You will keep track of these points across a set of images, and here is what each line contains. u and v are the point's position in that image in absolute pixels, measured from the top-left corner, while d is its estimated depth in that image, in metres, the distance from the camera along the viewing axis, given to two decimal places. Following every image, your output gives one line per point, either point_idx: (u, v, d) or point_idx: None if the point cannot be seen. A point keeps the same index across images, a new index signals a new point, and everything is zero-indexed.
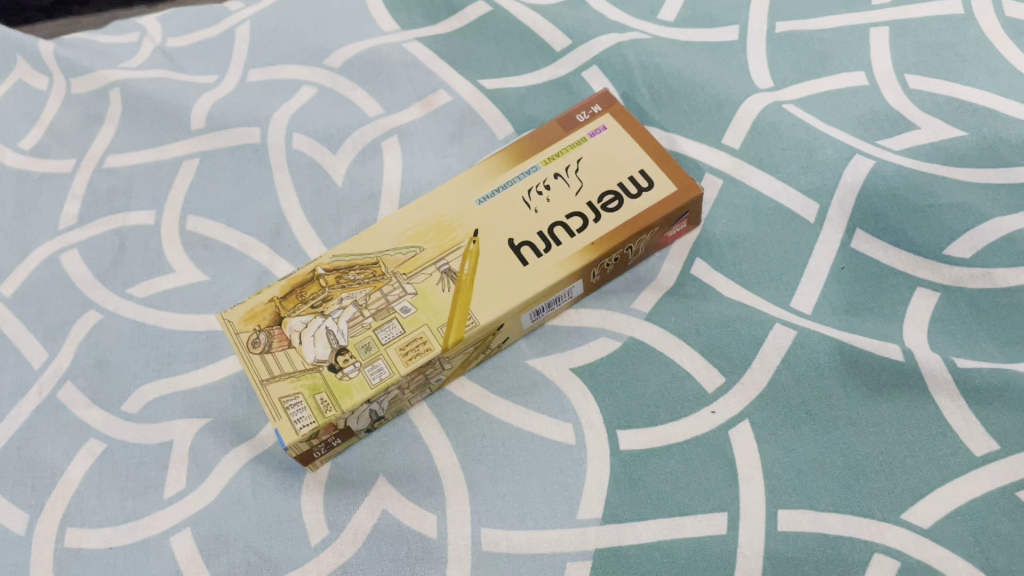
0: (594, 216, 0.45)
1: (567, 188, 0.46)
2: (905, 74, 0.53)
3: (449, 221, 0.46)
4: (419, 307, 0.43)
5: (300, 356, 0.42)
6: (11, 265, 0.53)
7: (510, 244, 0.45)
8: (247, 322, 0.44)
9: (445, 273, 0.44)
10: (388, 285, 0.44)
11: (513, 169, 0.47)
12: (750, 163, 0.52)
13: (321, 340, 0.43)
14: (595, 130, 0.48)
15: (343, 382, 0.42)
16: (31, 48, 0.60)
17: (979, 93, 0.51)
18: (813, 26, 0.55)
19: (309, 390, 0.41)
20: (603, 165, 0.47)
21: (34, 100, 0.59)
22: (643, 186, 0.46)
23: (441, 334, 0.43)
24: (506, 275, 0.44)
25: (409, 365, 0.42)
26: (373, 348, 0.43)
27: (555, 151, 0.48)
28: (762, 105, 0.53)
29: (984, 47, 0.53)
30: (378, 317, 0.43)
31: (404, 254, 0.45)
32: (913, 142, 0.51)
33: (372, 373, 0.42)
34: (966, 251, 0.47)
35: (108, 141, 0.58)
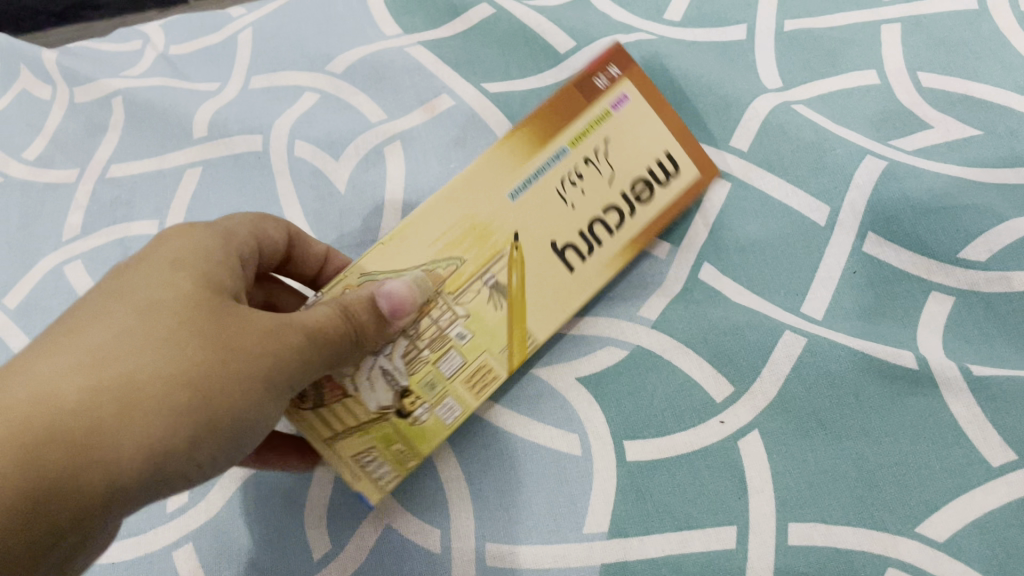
0: (613, 230, 0.46)
1: (599, 180, 0.45)
2: (917, 72, 0.51)
3: (489, 227, 0.42)
4: (474, 330, 0.42)
5: (362, 407, 0.40)
6: (16, 275, 0.54)
7: (558, 255, 0.44)
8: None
9: (495, 288, 0.42)
10: (437, 309, 0.41)
11: (540, 157, 0.44)
12: (758, 165, 0.51)
13: (379, 383, 0.40)
14: (614, 108, 0.45)
15: (414, 427, 0.41)
16: (35, 57, 0.60)
17: (994, 90, 0.50)
18: (823, 24, 0.54)
19: (378, 439, 0.41)
20: (632, 149, 0.46)
21: (38, 111, 0.59)
22: (659, 171, 0.47)
23: (501, 361, 0.43)
24: (558, 290, 0.44)
25: (478, 396, 0.43)
26: (438, 385, 0.42)
27: (578, 128, 0.45)
28: (770, 107, 0.52)
29: (999, 43, 0.52)
30: (437, 350, 0.41)
31: (443, 269, 0.41)
32: (926, 141, 0.50)
33: (449, 411, 0.42)
34: (982, 253, 0.46)
35: (111, 150, 0.58)
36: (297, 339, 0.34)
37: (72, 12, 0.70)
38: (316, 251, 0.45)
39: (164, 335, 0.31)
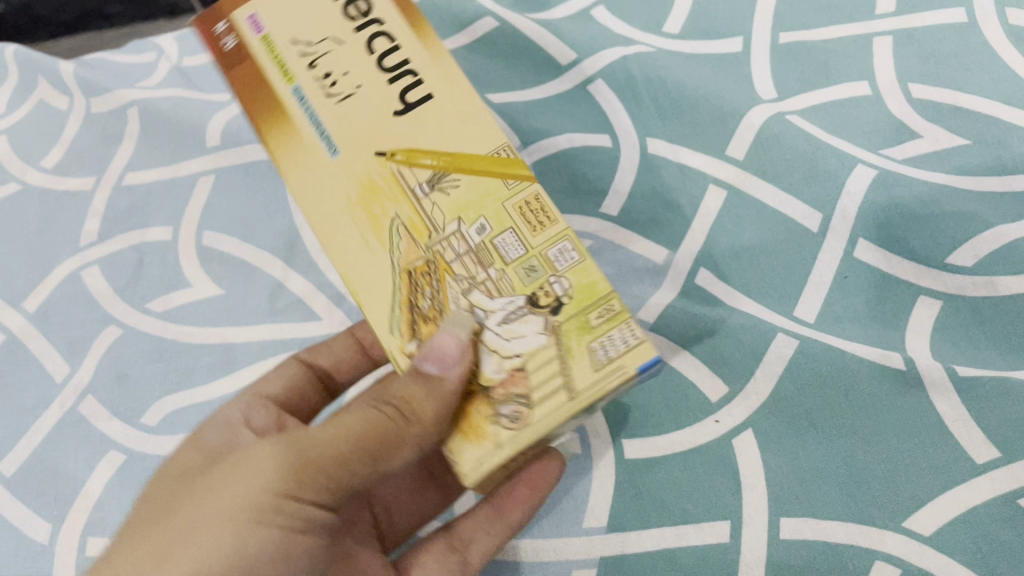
0: (358, 23, 0.40)
1: (337, 51, 0.39)
2: (908, 83, 0.53)
3: (368, 176, 0.38)
4: (484, 217, 0.38)
5: (538, 350, 0.36)
6: (35, 281, 0.56)
7: (392, 86, 0.39)
8: (467, 438, 0.36)
9: (438, 190, 0.38)
10: (447, 255, 0.38)
11: (297, 116, 0.39)
12: (753, 174, 0.52)
13: (521, 326, 0.37)
14: (257, 31, 0.40)
15: (580, 293, 0.37)
16: (53, 70, 0.62)
17: (982, 101, 0.52)
18: (817, 36, 0.56)
19: (592, 330, 0.36)
20: (314, 27, 0.40)
21: (55, 120, 0.61)
22: (364, 5, 0.40)
23: (517, 182, 0.39)
24: (451, 114, 0.39)
25: (551, 211, 0.39)
26: (532, 262, 0.38)
27: (273, 64, 0.40)
28: (765, 117, 0.54)
29: (987, 55, 0.53)
30: (495, 263, 0.38)
31: (403, 240, 0.38)
32: (915, 151, 0.51)
33: (557, 256, 0.38)
34: (969, 259, 0.47)
35: (127, 159, 0.59)
36: (351, 423, 0.36)
37: (83, 22, 0.75)
38: (328, 365, 0.50)
39: (228, 470, 0.36)
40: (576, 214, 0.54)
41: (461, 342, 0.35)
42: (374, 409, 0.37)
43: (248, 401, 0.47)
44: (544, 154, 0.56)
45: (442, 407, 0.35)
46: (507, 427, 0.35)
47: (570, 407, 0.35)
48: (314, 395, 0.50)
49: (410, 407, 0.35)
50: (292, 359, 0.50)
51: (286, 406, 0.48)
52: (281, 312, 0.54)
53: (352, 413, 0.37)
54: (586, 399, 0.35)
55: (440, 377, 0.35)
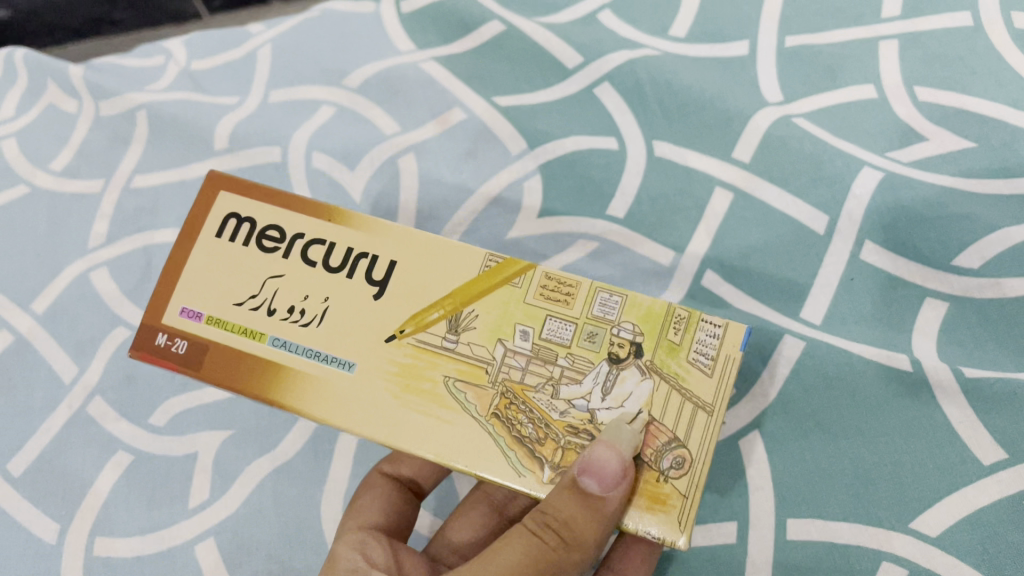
0: (283, 248, 0.40)
1: (291, 314, 0.39)
2: (915, 87, 0.53)
3: (395, 362, 0.38)
4: (523, 321, 0.39)
5: (651, 396, 0.37)
6: (43, 282, 0.56)
7: (354, 276, 0.39)
8: (652, 509, 0.36)
9: (468, 318, 0.39)
10: (515, 377, 0.38)
11: (307, 367, 0.38)
12: (760, 176, 0.52)
13: (624, 394, 0.37)
14: (199, 321, 0.40)
15: (646, 326, 0.38)
16: (61, 73, 0.62)
17: (988, 104, 0.52)
18: (822, 40, 0.56)
19: (680, 345, 0.38)
20: (286, 295, 0.39)
21: (63, 123, 0.61)
22: (249, 230, 0.40)
23: (523, 277, 0.39)
24: (432, 259, 0.39)
25: (567, 278, 0.39)
26: (587, 334, 0.38)
27: (264, 348, 0.39)
28: (771, 120, 0.54)
29: (993, 58, 0.53)
30: (559, 354, 0.38)
31: (468, 392, 0.38)
32: (922, 153, 0.51)
33: (603, 310, 0.39)
34: (975, 261, 0.48)
35: (135, 162, 0.60)
36: (512, 564, 0.35)
37: (88, 28, 0.76)
38: (415, 476, 0.47)
39: None
40: (582, 214, 0.55)
41: (619, 454, 0.34)
42: (537, 536, 0.36)
43: (353, 535, 0.43)
44: (550, 156, 0.56)
45: (615, 516, 0.35)
46: (677, 477, 0.36)
47: (713, 422, 0.37)
48: (413, 509, 0.46)
49: (573, 527, 0.35)
50: (374, 475, 0.47)
51: (389, 530, 0.44)
52: None
53: (510, 543, 0.36)
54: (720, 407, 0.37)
55: (603, 501, 0.34)
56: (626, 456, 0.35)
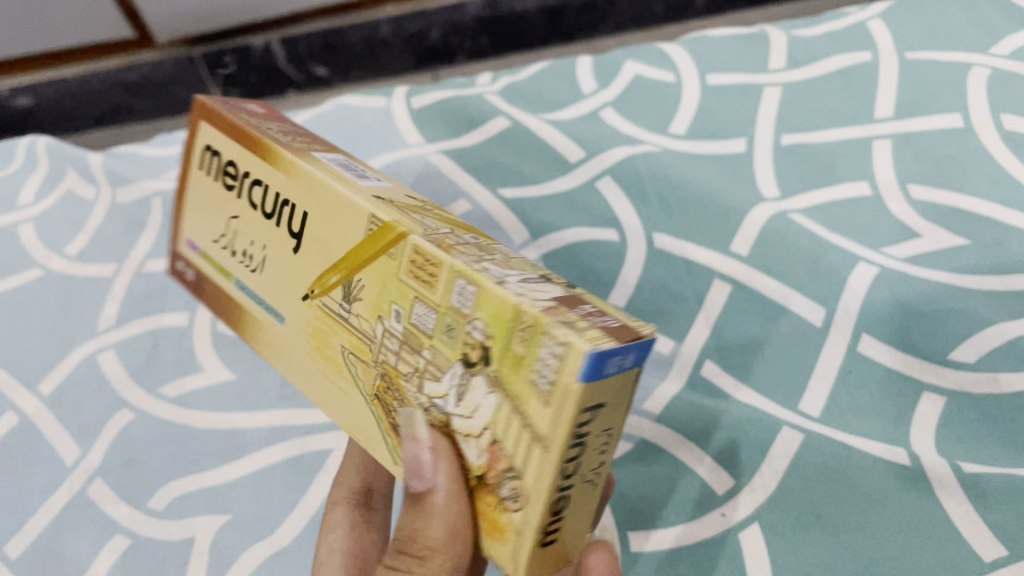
0: (237, 187, 0.37)
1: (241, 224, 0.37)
2: (908, 184, 0.55)
3: (310, 324, 0.35)
4: (384, 298, 0.31)
5: (495, 409, 0.28)
6: (52, 364, 0.58)
7: (281, 225, 0.35)
8: (494, 537, 0.29)
9: (353, 313, 0.32)
10: (390, 361, 0.31)
11: (253, 310, 0.38)
12: (757, 269, 0.54)
13: (472, 397, 0.28)
14: (196, 250, 0.41)
15: (502, 316, 0.27)
16: (81, 161, 0.67)
17: (981, 202, 0.53)
18: (818, 139, 0.59)
19: (525, 358, 0.26)
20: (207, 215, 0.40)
21: (82, 210, 0.65)
22: (221, 163, 0.38)
23: (396, 248, 0.31)
24: (330, 217, 0.33)
25: (432, 254, 0.30)
26: (449, 324, 0.29)
27: (226, 282, 0.39)
28: (768, 214, 0.56)
29: (984, 158, 0.55)
30: (423, 343, 0.30)
31: (369, 378, 0.33)
32: (915, 250, 0.52)
33: (460, 299, 0.29)
34: (970, 355, 0.48)
35: (149, 248, 0.63)
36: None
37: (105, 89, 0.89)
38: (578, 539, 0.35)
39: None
40: None
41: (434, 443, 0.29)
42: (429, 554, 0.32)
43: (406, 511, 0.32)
44: (555, 247, 0.58)
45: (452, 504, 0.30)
46: (514, 510, 0.28)
47: (547, 461, 0.26)
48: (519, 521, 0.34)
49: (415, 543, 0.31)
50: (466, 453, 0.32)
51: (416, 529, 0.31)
52: (289, 395, 0.55)
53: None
54: (556, 443, 0.26)
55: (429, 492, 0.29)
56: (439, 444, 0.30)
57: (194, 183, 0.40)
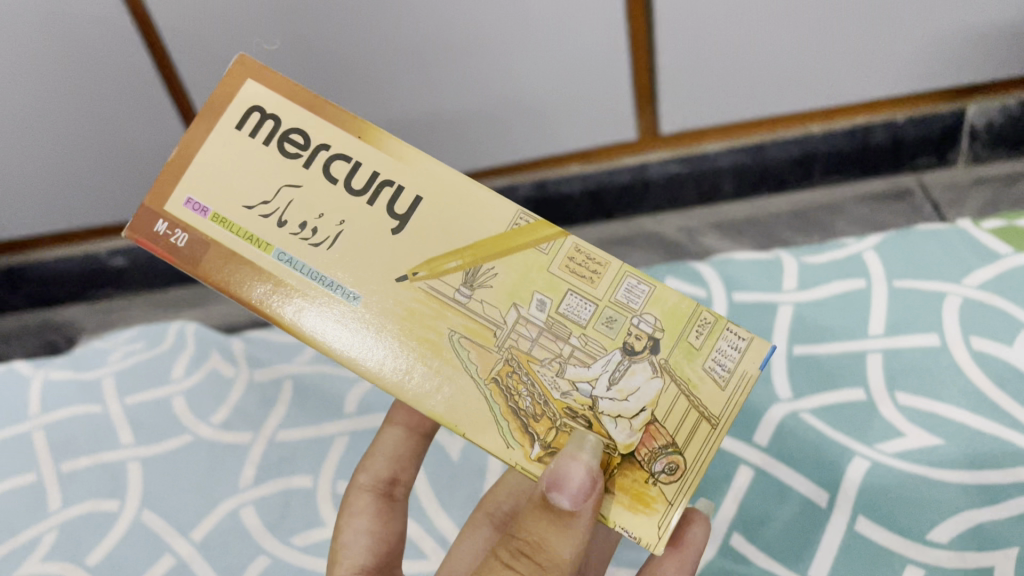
0: (305, 157, 0.40)
1: (295, 203, 0.40)
2: (896, 392, 0.69)
3: (402, 305, 0.40)
4: (533, 289, 0.40)
5: (657, 389, 0.40)
6: (201, 516, 0.72)
7: (375, 205, 0.40)
8: (636, 509, 0.40)
9: (477, 299, 0.40)
10: (523, 346, 0.40)
11: (308, 289, 0.40)
12: (775, 457, 0.67)
13: (633, 380, 0.40)
14: (202, 216, 0.40)
15: (677, 317, 0.40)
16: (227, 346, 0.86)
17: (953, 409, 0.67)
18: (823, 350, 0.73)
19: (699, 349, 0.39)
20: (242, 180, 0.40)
21: (223, 385, 0.82)
22: (271, 127, 0.41)
23: (551, 243, 0.40)
24: (459, 207, 0.40)
25: (596, 256, 0.40)
26: (614, 318, 0.40)
27: (250, 247, 0.40)
28: (783, 413, 0.69)
29: (957, 372, 0.69)
30: (572, 331, 0.40)
31: (483, 354, 0.41)
32: (902, 446, 0.66)
33: (627, 297, 0.40)
34: (944, 536, 0.61)
35: (280, 420, 0.78)
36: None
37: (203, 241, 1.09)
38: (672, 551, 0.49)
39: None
40: None
41: (590, 469, 0.38)
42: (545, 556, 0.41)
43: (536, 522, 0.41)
44: None
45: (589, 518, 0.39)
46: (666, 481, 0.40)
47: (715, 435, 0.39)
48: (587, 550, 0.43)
49: (545, 547, 0.40)
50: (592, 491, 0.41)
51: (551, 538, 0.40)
52: None
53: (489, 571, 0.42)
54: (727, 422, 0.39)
55: (575, 512, 0.39)
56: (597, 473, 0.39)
57: (218, 140, 0.41)
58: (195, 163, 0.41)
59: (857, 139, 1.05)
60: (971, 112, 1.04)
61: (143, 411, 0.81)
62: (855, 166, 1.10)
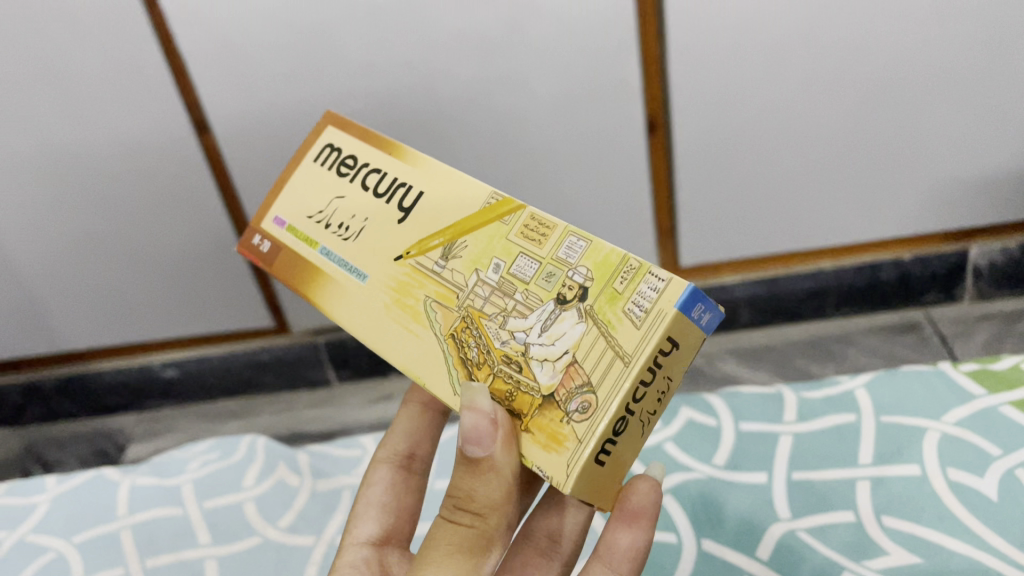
0: (350, 175, 0.61)
1: (342, 206, 0.60)
2: (881, 515, 0.79)
3: (394, 280, 0.56)
4: (495, 254, 0.54)
5: (580, 332, 0.49)
6: None
7: (390, 201, 0.58)
8: (552, 449, 0.49)
9: (443, 268, 0.55)
10: (477, 305, 0.53)
11: (336, 275, 0.59)
12: (775, 570, 0.76)
13: (560, 326, 0.50)
14: (281, 228, 0.63)
15: (605, 271, 0.50)
16: (294, 458, 0.98)
17: (932, 531, 0.76)
18: (818, 476, 0.84)
19: (621, 295, 0.49)
20: (312, 191, 0.62)
21: (291, 493, 0.94)
22: (337, 156, 0.63)
23: (511, 218, 0.54)
24: (443, 195, 0.56)
25: (545, 225, 0.53)
26: (553, 274, 0.52)
27: (306, 249, 0.61)
28: (782, 530, 0.79)
29: (935, 498, 0.79)
30: (518, 288, 0.52)
31: (443, 311, 0.54)
32: (886, 563, 0.75)
33: (566, 255, 0.52)
34: None
35: (339, 526, 0.89)
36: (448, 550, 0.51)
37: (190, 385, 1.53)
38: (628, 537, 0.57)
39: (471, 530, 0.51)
40: None
41: (485, 418, 0.49)
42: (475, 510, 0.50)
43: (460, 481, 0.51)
44: None
45: (499, 464, 0.49)
46: (579, 420, 0.48)
47: (626, 371, 0.47)
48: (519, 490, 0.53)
49: (474, 497, 0.50)
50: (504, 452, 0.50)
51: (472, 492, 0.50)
52: None
53: (438, 526, 0.52)
54: (635, 362, 0.47)
55: (486, 456, 0.49)
56: (490, 415, 0.49)
57: (303, 171, 0.63)
58: (285, 182, 0.64)
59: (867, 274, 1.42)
60: (974, 254, 1.40)
61: (220, 514, 0.92)
62: (863, 302, 1.47)
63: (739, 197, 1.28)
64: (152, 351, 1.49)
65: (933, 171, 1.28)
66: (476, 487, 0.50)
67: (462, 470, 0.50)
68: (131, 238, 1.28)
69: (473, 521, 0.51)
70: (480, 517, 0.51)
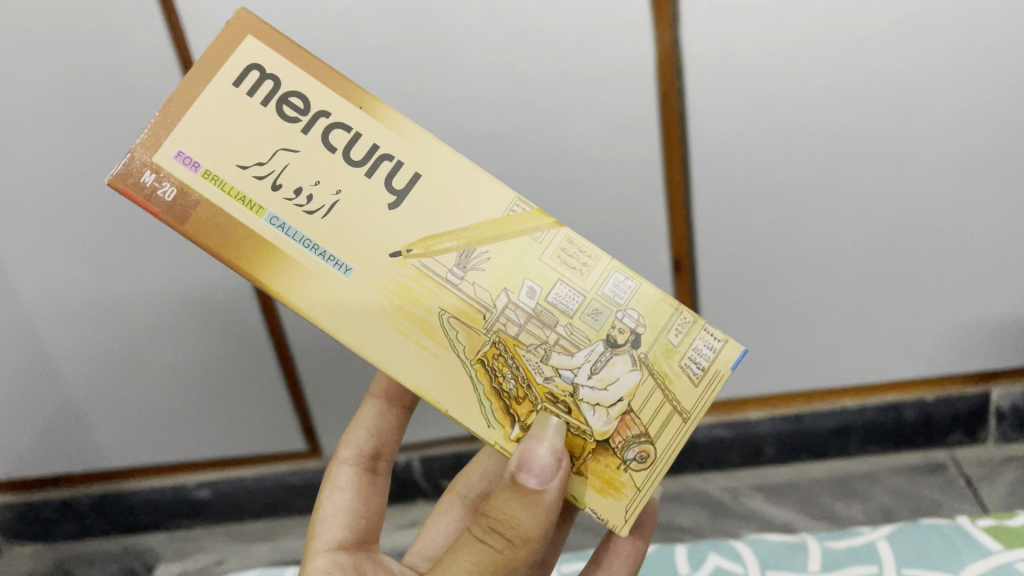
0: (305, 120, 0.66)
1: (296, 174, 0.65)
2: None
3: (395, 284, 0.66)
4: (534, 279, 0.68)
5: (631, 381, 0.67)
6: None
7: (370, 174, 0.66)
8: (607, 492, 0.67)
9: (474, 288, 0.67)
10: (512, 332, 0.68)
11: (315, 271, 0.65)
12: None
13: (613, 368, 0.67)
14: (194, 171, 0.65)
15: (655, 323, 0.68)
16: None
17: None
18: None
19: (675, 348, 0.68)
20: (244, 141, 0.65)
21: None
22: (270, 86, 0.66)
23: (543, 235, 0.68)
24: (446, 187, 0.67)
25: (580, 251, 0.69)
26: (598, 313, 0.68)
27: (246, 209, 0.65)
28: None
29: None
30: (561, 320, 0.68)
31: (469, 337, 0.67)
32: None
33: (612, 292, 0.69)
34: None
35: None
36: (475, 558, 0.61)
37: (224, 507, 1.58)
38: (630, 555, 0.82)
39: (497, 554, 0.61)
40: None
41: (547, 456, 0.62)
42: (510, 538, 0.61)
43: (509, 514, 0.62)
44: None
45: (548, 498, 0.61)
46: (637, 468, 0.67)
47: (684, 426, 0.67)
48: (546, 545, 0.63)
49: (514, 525, 0.61)
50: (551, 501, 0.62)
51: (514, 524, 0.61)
52: None
53: (470, 546, 0.62)
54: (692, 420, 0.67)
55: (542, 490, 0.61)
56: (557, 454, 0.62)
57: (215, 103, 0.65)
58: (189, 114, 0.65)
59: (890, 414, 1.47)
60: (996, 395, 1.45)
61: None
62: (886, 440, 1.50)
63: (763, 335, 1.35)
64: (188, 472, 1.55)
65: (950, 313, 1.36)
66: (519, 517, 0.61)
67: (510, 500, 0.62)
68: (177, 363, 1.37)
69: (501, 547, 0.61)
70: (512, 546, 0.61)
